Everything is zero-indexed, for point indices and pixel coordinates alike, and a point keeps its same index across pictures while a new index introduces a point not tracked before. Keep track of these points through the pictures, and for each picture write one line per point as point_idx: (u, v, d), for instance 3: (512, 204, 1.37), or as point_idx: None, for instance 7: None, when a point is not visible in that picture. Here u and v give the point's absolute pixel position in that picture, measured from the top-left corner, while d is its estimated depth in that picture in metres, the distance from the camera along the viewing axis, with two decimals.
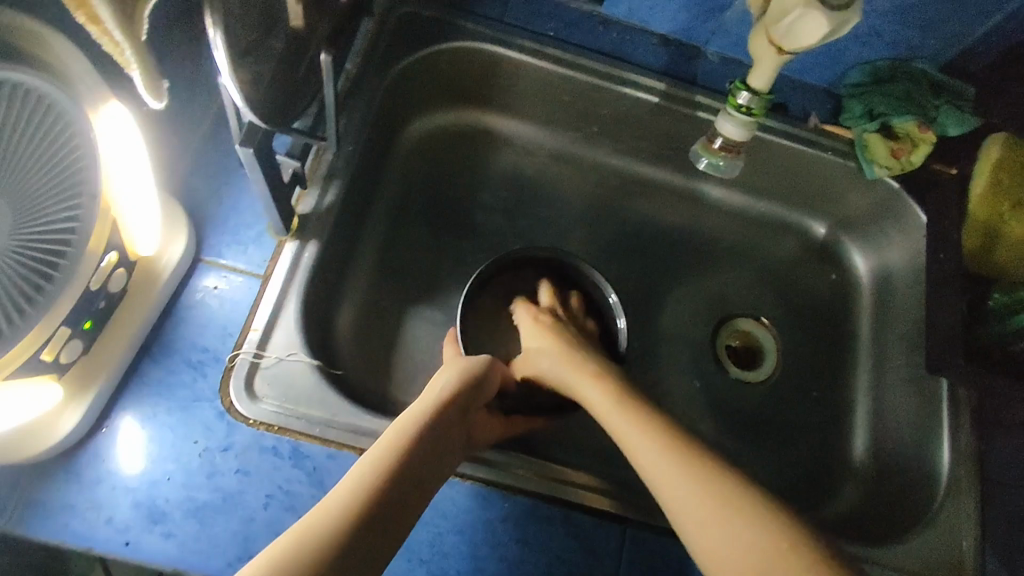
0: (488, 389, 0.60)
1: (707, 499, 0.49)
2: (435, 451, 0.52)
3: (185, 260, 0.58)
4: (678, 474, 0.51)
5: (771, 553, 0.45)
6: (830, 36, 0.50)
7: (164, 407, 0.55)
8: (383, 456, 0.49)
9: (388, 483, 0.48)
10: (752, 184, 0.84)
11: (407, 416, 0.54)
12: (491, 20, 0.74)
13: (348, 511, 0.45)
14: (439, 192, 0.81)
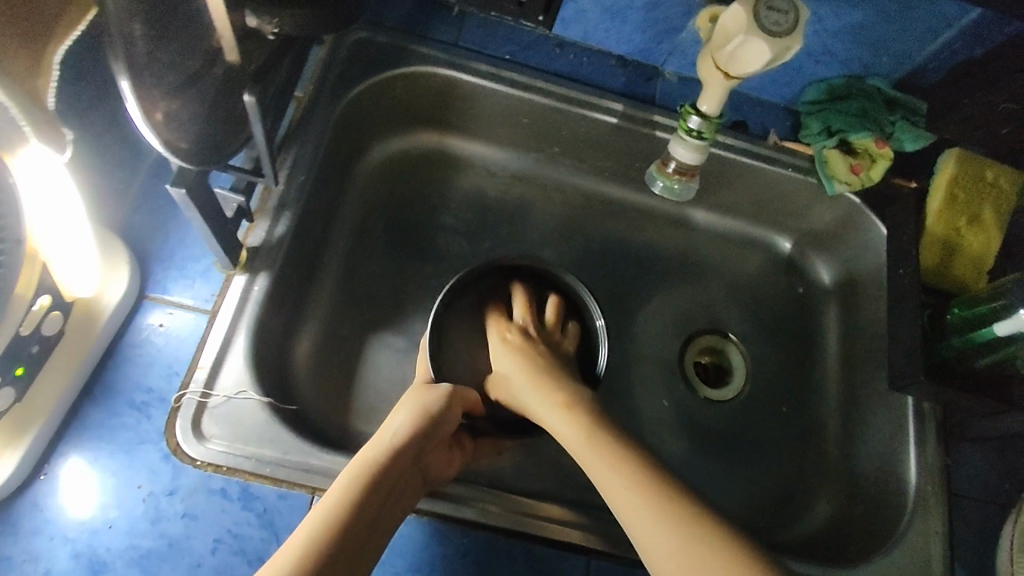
0: (447, 425, 0.58)
1: (669, 539, 0.49)
2: (384, 500, 0.51)
3: (126, 299, 0.57)
4: (645, 514, 0.51)
5: None
6: (773, 62, 0.51)
7: (106, 451, 0.53)
8: (331, 513, 0.48)
9: (335, 543, 0.47)
10: (716, 201, 0.83)
11: (358, 463, 0.52)
12: (447, 45, 0.73)
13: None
14: (400, 215, 0.79)
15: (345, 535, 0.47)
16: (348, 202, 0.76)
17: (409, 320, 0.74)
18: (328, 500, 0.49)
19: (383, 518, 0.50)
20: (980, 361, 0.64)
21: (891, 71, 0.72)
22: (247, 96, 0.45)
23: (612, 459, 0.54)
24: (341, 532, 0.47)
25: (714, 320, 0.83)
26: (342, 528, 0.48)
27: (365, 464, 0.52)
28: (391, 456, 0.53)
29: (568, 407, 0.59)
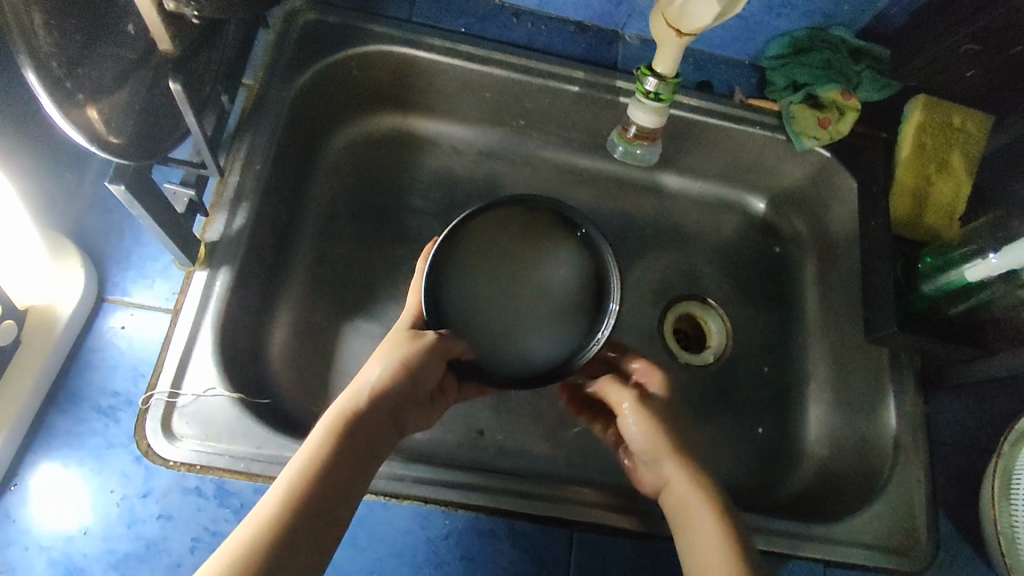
0: (430, 378, 0.52)
1: (714, 523, 0.50)
2: (361, 462, 0.47)
3: (83, 303, 0.56)
4: (716, 541, 0.49)
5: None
6: (724, 12, 0.54)
7: (75, 458, 0.53)
8: (310, 470, 0.45)
9: (317, 498, 0.44)
10: (687, 165, 0.82)
11: (336, 420, 0.47)
12: (401, 21, 0.71)
13: (268, 549, 0.40)
14: (364, 198, 0.76)
15: (322, 499, 0.44)
16: (315, 188, 0.74)
17: (378, 303, 0.71)
18: (302, 459, 0.45)
19: (360, 480, 0.47)
20: (953, 308, 0.65)
21: (854, 19, 0.70)
22: (172, 83, 0.44)
23: (705, 489, 0.52)
24: (317, 496, 0.44)
25: (692, 283, 0.81)
26: (319, 491, 0.44)
27: (343, 423, 0.47)
28: (368, 412, 0.48)
29: (677, 451, 0.53)
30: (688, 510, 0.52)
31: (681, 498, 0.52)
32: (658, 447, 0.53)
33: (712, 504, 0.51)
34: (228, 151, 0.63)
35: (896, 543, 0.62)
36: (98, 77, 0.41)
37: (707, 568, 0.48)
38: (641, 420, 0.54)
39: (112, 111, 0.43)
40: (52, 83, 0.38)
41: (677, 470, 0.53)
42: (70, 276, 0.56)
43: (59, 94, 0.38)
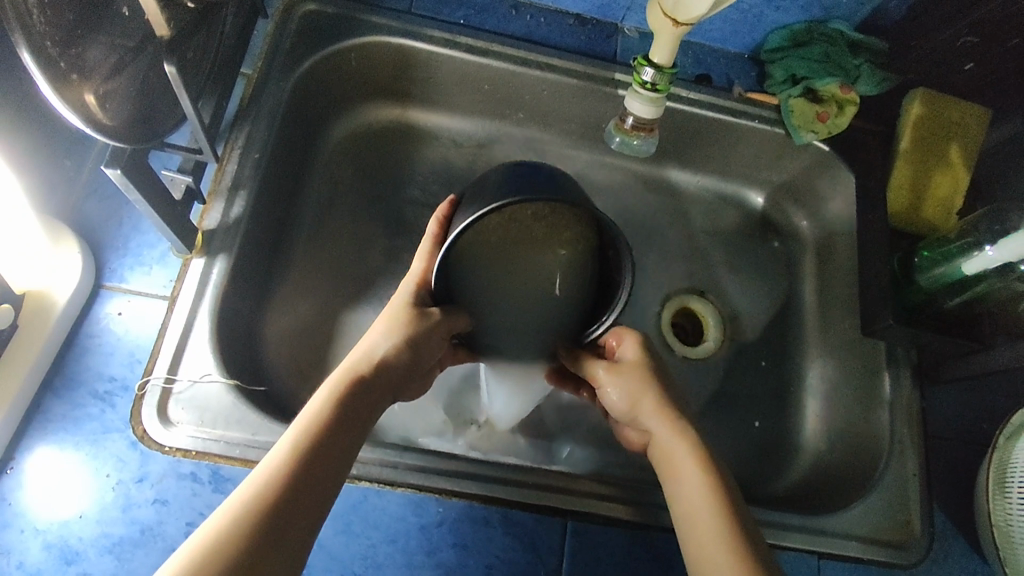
0: (432, 352, 0.55)
1: (709, 495, 0.49)
2: (363, 423, 0.48)
3: (80, 289, 0.56)
4: (698, 488, 0.50)
5: (746, 551, 0.45)
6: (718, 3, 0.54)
7: (71, 442, 0.53)
8: (319, 418, 0.46)
9: (328, 442, 0.45)
10: (685, 158, 0.82)
11: (339, 382, 0.49)
12: (400, 12, 0.71)
13: (275, 498, 0.41)
14: (362, 189, 0.76)
15: (328, 456, 0.45)
16: (314, 179, 0.74)
17: (376, 294, 0.71)
18: (307, 418, 0.46)
19: (362, 439, 0.48)
20: (950, 300, 0.64)
21: (853, 14, 0.70)
22: (166, 66, 0.44)
23: (689, 439, 0.53)
24: (323, 452, 0.44)
25: (690, 277, 0.81)
26: (326, 447, 0.45)
27: (349, 383, 0.49)
28: (373, 373, 0.50)
29: (659, 406, 0.55)
30: (673, 460, 0.52)
31: (667, 449, 0.53)
32: (641, 398, 0.56)
33: (698, 453, 0.52)
34: (226, 140, 0.63)
35: (890, 535, 0.62)
36: (93, 60, 0.42)
37: (703, 541, 0.47)
38: (615, 385, 0.57)
39: (108, 94, 0.43)
40: (46, 65, 0.38)
41: (661, 423, 0.54)
42: (67, 263, 0.56)
43: (53, 75, 0.38)
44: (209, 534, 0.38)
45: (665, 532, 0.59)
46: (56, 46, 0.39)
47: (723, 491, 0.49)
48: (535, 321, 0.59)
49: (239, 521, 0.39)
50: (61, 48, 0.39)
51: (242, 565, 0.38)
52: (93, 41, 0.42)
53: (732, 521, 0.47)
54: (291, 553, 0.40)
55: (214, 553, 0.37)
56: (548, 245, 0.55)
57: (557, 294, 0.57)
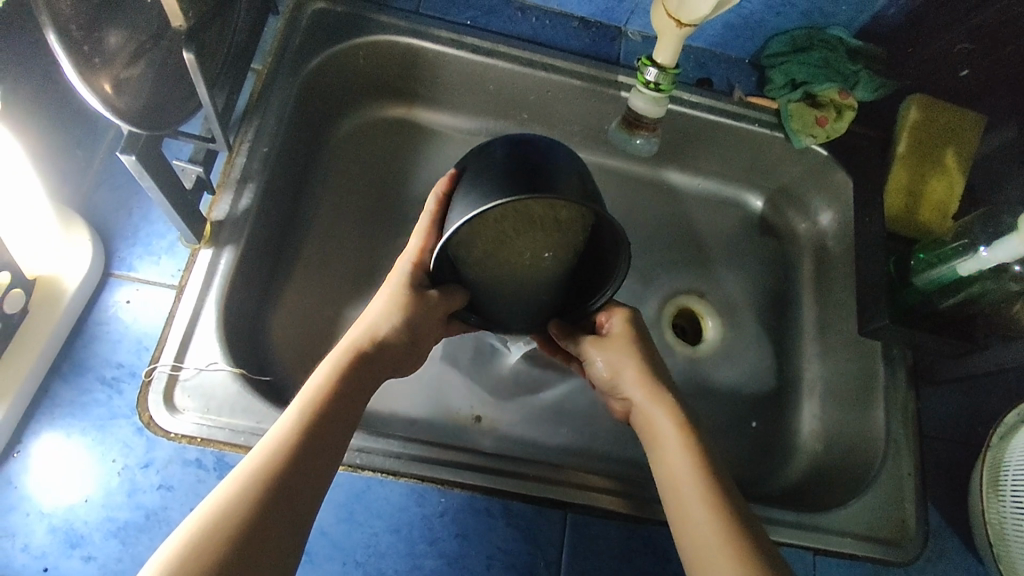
0: (434, 328, 0.56)
1: (700, 482, 0.49)
2: (363, 399, 0.50)
3: (90, 277, 0.57)
4: (682, 458, 0.51)
5: (736, 537, 0.45)
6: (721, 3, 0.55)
7: (78, 427, 0.54)
8: (320, 396, 0.48)
9: (328, 419, 0.47)
10: (687, 161, 0.83)
11: (341, 359, 0.51)
12: (407, 12, 0.72)
13: (281, 472, 0.43)
14: (368, 184, 0.77)
15: (328, 431, 0.46)
16: (321, 174, 0.75)
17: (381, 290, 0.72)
18: (307, 395, 0.48)
19: (360, 417, 0.50)
20: (944, 301, 0.65)
21: (852, 20, 0.72)
22: (185, 52, 0.45)
23: (674, 412, 0.54)
24: (322, 428, 0.46)
25: (690, 278, 0.82)
26: (327, 422, 0.47)
27: (350, 361, 0.51)
28: (373, 353, 0.52)
29: (641, 377, 0.56)
30: (658, 433, 0.54)
31: (653, 421, 0.55)
32: (627, 371, 0.57)
33: (681, 424, 0.53)
34: (236, 133, 0.64)
35: (885, 533, 0.63)
36: (115, 45, 0.43)
37: (694, 528, 0.47)
38: (601, 358, 0.59)
39: (127, 79, 0.44)
40: (70, 47, 0.39)
41: (647, 396, 0.55)
42: (78, 250, 0.57)
43: (77, 58, 0.39)
44: (215, 504, 0.40)
45: (664, 526, 0.59)
46: (81, 30, 0.40)
47: (706, 461, 0.50)
48: (530, 297, 0.60)
49: (247, 492, 0.41)
50: (84, 32, 0.40)
51: (248, 533, 0.39)
52: (116, 26, 0.43)
53: (714, 489, 0.49)
54: (296, 522, 0.42)
55: (221, 521, 0.39)
56: (545, 227, 0.54)
57: (553, 271, 0.58)
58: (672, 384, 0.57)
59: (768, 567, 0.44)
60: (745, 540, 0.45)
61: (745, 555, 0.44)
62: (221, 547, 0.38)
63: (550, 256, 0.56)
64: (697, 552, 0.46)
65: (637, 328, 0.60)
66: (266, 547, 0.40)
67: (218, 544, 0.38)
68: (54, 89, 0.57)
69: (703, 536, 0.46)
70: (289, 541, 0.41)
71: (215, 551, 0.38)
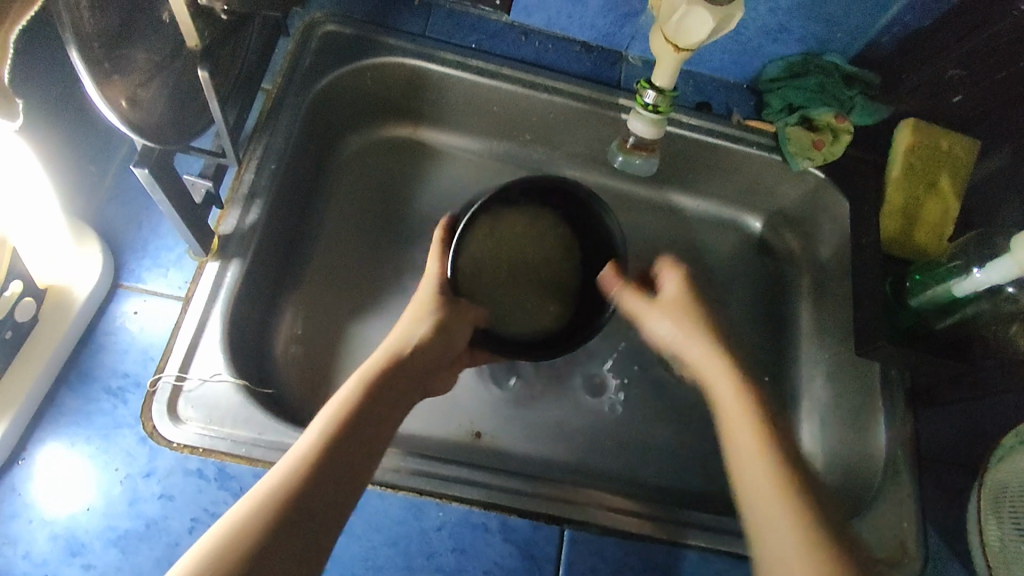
0: (455, 342, 0.58)
1: (780, 478, 0.47)
2: (389, 412, 0.51)
3: (99, 288, 0.58)
4: (747, 432, 0.51)
5: (820, 541, 0.43)
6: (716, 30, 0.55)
7: (82, 436, 0.54)
8: (345, 408, 0.49)
9: (354, 429, 0.48)
10: (686, 182, 0.85)
11: (370, 374, 0.52)
12: (414, 35, 0.75)
13: (306, 479, 0.43)
14: (372, 201, 0.78)
15: (353, 441, 0.47)
16: (327, 191, 0.77)
17: (385, 305, 0.73)
18: (335, 405, 0.49)
19: (387, 428, 0.50)
20: (939, 323, 0.67)
21: (847, 47, 0.74)
22: (202, 70, 0.47)
23: (741, 389, 0.54)
24: (348, 438, 0.47)
25: None
26: (353, 432, 0.47)
27: (377, 376, 0.52)
28: (399, 369, 0.53)
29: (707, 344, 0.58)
30: (723, 407, 0.54)
31: (719, 395, 0.55)
32: (695, 348, 0.59)
33: (747, 400, 0.53)
34: (245, 150, 0.66)
35: (884, 554, 0.63)
36: (133, 64, 0.45)
37: (771, 518, 0.45)
38: (661, 315, 0.61)
39: (143, 94, 0.46)
40: (93, 63, 0.40)
41: (714, 372, 0.57)
42: (88, 260, 0.58)
43: (97, 72, 0.41)
44: (241, 509, 0.41)
45: (661, 545, 0.60)
46: (104, 48, 0.42)
47: (772, 437, 0.50)
48: (542, 318, 0.62)
49: (271, 498, 0.42)
50: (105, 49, 0.42)
51: (267, 545, 0.40)
52: (134, 44, 0.45)
53: (776, 463, 0.48)
54: (318, 530, 0.42)
55: (240, 534, 0.40)
56: (537, 239, 0.63)
57: (560, 287, 0.63)
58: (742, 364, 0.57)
59: (827, 542, 0.43)
60: (804, 513, 0.45)
61: (804, 529, 0.44)
62: (245, 549, 0.39)
63: (551, 266, 0.64)
64: (758, 519, 0.46)
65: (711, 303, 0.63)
66: (284, 553, 0.40)
67: (238, 549, 0.39)
68: (69, 101, 0.59)
69: (763, 506, 0.46)
70: (309, 549, 0.41)
71: (238, 557, 0.39)
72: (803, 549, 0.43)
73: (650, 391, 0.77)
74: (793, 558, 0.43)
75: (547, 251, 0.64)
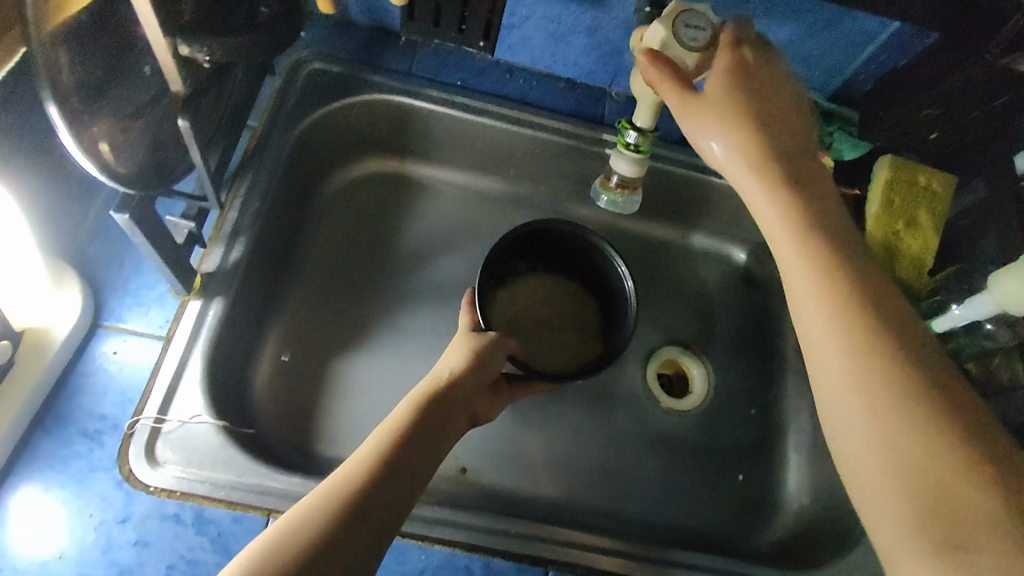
0: (493, 369, 0.59)
1: (878, 422, 0.39)
2: (435, 437, 0.52)
3: (77, 328, 0.57)
4: (848, 366, 0.41)
5: (932, 500, 0.37)
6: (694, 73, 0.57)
7: (57, 481, 0.53)
8: (391, 434, 0.50)
9: (401, 452, 0.49)
10: (670, 215, 0.85)
11: (419, 399, 0.54)
12: (400, 73, 0.76)
13: (349, 498, 0.45)
14: (358, 235, 0.78)
15: (397, 463, 0.48)
16: (312, 227, 0.77)
17: (370, 340, 0.72)
18: (385, 429, 0.51)
19: (432, 454, 0.51)
20: None
21: (825, 84, 0.75)
22: (183, 120, 0.48)
23: (839, 303, 0.42)
24: (392, 460, 0.48)
25: (675, 330, 0.83)
26: (397, 455, 0.49)
27: (425, 401, 0.53)
28: (445, 393, 0.55)
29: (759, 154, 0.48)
30: (813, 325, 0.43)
31: (806, 308, 0.44)
32: (776, 226, 0.46)
33: (850, 316, 0.42)
34: (229, 188, 0.66)
35: None
36: (111, 115, 0.45)
37: (867, 478, 0.40)
38: (712, 121, 0.49)
39: (118, 144, 0.46)
40: (72, 116, 0.40)
41: (798, 272, 0.45)
42: (69, 301, 0.58)
43: (75, 125, 0.41)
44: (286, 525, 0.43)
45: None
46: (84, 100, 0.42)
47: (886, 369, 0.40)
48: (566, 351, 0.72)
49: (314, 516, 0.43)
50: (84, 99, 0.42)
51: (312, 559, 0.41)
52: (115, 98, 0.45)
53: (896, 405, 0.39)
54: (358, 547, 0.43)
55: (297, 529, 0.43)
56: (548, 291, 0.76)
57: (577, 324, 0.75)
58: (846, 253, 0.44)
59: (964, 503, 0.36)
60: (934, 476, 0.37)
61: (928, 498, 0.37)
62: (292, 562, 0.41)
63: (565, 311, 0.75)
64: (855, 468, 0.41)
65: (789, 158, 0.48)
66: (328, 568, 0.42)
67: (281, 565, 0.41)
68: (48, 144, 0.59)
69: (872, 463, 0.39)
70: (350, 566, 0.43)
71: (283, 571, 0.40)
72: (912, 524, 0.37)
73: (636, 425, 0.76)
74: (908, 535, 0.37)
75: (560, 302, 0.76)
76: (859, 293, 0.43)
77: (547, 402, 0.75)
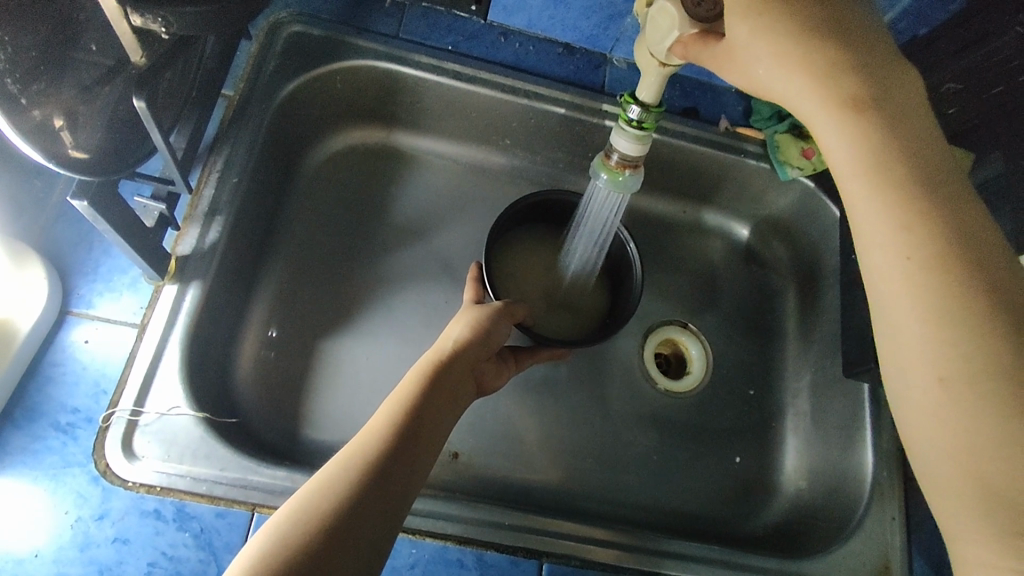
0: (497, 340, 0.59)
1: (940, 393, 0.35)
2: (446, 404, 0.52)
3: (44, 318, 0.55)
4: (923, 335, 0.36)
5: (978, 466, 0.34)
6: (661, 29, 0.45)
7: (29, 477, 0.51)
8: (400, 404, 0.49)
9: (415, 418, 0.48)
10: (672, 189, 0.82)
11: (426, 368, 0.53)
12: (387, 36, 0.70)
13: (371, 464, 0.44)
14: (346, 210, 0.75)
15: (414, 428, 0.48)
16: (295, 203, 0.73)
17: (357, 321, 0.69)
18: (396, 399, 0.50)
19: (444, 421, 0.51)
20: None
21: None
22: (137, 100, 0.45)
23: (915, 261, 0.37)
24: (409, 425, 0.48)
25: (675, 310, 0.80)
26: (413, 421, 0.48)
27: (433, 368, 0.53)
28: (452, 361, 0.54)
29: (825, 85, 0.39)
30: (889, 286, 0.38)
31: (879, 267, 0.39)
32: (843, 164, 0.40)
33: (926, 281, 0.36)
34: (204, 164, 0.62)
35: None
36: (54, 96, 0.43)
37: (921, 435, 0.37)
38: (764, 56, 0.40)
39: (65, 130, 0.44)
40: (7, 102, 0.39)
41: (868, 218, 0.39)
42: (33, 287, 0.55)
43: (11, 110, 0.39)
44: (309, 491, 0.41)
45: None
46: (18, 83, 0.40)
47: (969, 342, 0.35)
48: (572, 323, 0.71)
49: (337, 483, 0.42)
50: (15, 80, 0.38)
51: (343, 521, 0.40)
52: (58, 79, 0.43)
53: (971, 377, 0.34)
54: (385, 511, 0.42)
55: (323, 494, 0.41)
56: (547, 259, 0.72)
57: (581, 293, 0.72)
58: (914, 200, 0.38)
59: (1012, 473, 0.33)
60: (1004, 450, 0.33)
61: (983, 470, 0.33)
62: (321, 525, 0.39)
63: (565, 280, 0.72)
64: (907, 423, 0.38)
65: (864, 73, 0.39)
66: (360, 532, 0.40)
67: (311, 528, 0.39)
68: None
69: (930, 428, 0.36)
70: (380, 529, 0.41)
71: (313, 533, 0.39)
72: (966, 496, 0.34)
73: (633, 408, 0.74)
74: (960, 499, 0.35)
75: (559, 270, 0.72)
76: (943, 249, 0.36)
77: (543, 385, 0.73)
